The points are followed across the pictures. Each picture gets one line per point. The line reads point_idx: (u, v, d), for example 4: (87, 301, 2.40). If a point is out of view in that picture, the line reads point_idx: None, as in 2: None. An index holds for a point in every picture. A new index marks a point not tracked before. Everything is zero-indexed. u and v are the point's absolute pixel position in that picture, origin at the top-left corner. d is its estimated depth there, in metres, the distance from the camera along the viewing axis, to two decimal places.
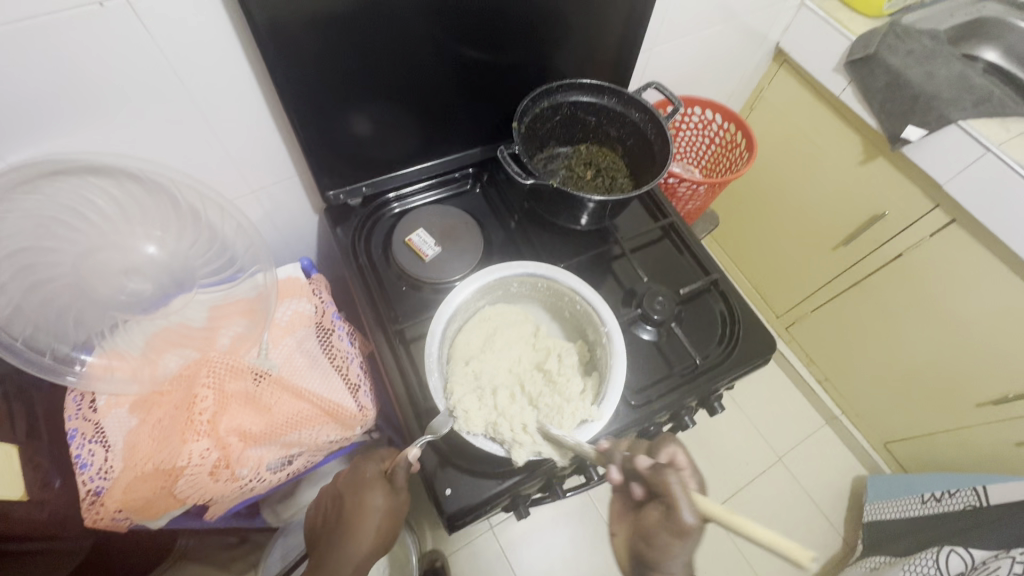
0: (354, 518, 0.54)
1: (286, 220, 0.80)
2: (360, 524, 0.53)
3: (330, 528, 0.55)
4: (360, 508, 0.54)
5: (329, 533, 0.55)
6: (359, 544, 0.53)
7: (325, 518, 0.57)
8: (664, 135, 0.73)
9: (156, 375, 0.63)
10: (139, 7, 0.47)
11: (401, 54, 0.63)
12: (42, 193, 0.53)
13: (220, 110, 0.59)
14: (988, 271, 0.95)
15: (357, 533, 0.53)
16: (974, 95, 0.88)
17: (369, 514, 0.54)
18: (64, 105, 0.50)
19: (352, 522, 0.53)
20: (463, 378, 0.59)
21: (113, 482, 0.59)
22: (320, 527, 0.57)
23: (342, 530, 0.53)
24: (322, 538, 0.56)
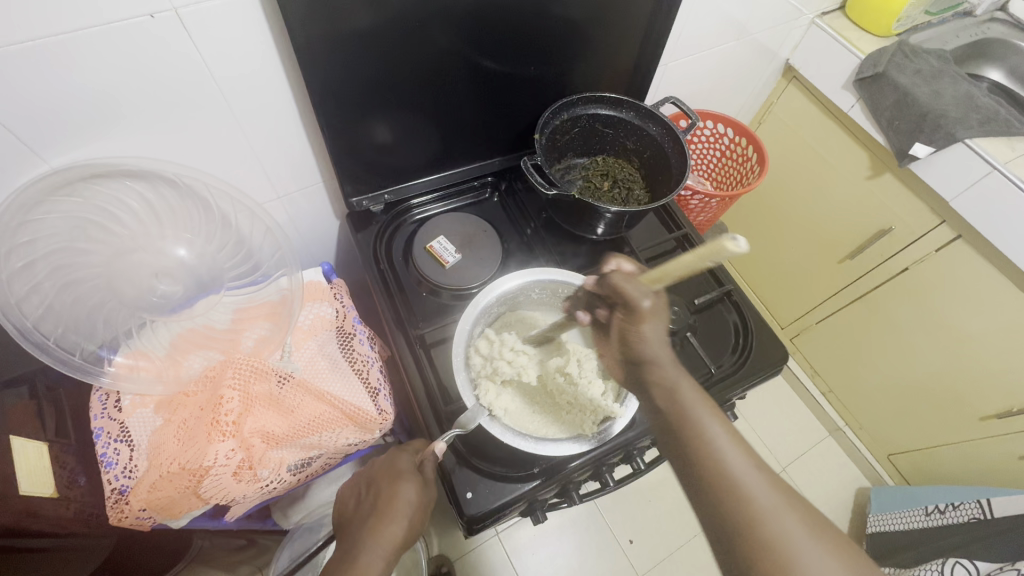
0: (385, 508, 0.54)
1: (308, 225, 0.81)
2: (391, 516, 0.54)
3: (360, 515, 0.55)
4: (390, 500, 0.54)
5: (356, 520, 0.55)
6: (387, 535, 0.53)
7: (354, 501, 0.57)
8: (681, 149, 0.75)
9: (180, 376, 0.64)
10: (188, 21, 0.48)
11: (427, 66, 0.65)
12: (81, 196, 0.54)
13: (253, 121, 0.61)
14: (993, 286, 0.97)
15: (388, 520, 0.53)
16: (980, 115, 0.90)
17: (399, 506, 0.54)
18: (107, 112, 0.51)
19: (381, 513, 0.54)
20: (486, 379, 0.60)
21: (139, 481, 0.60)
22: (349, 511, 0.57)
23: (374, 517, 0.54)
24: (350, 522, 0.56)
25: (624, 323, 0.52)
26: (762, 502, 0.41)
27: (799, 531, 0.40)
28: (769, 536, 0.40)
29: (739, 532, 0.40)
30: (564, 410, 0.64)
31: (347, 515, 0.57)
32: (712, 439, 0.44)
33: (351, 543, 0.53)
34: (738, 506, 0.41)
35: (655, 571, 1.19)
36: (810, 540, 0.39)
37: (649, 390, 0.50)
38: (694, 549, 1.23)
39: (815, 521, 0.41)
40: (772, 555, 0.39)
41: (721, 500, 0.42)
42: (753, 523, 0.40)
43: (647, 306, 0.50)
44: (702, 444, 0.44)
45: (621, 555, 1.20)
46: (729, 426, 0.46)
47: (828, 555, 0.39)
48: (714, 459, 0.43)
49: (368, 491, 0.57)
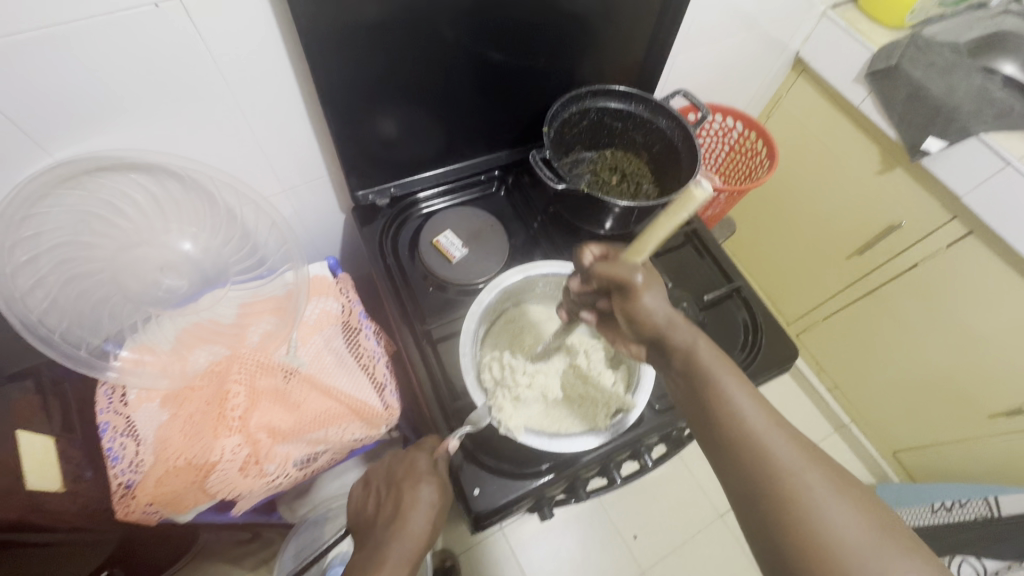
0: (405, 508, 0.54)
1: (314, 219, 0.81)
2: (412, 515, 0.53)
3: (381, 517, 0.55)
4: (410, 500, 0.54)
5: (375, 520, 0.55)
6: (409, 532, 0.52)
7: (373, 504, 0.57)
8: (691, 143, 0.74)
9: (185, 371, 0.63)
10: (192, 10, 0.47)
11: (435, 59, 0.64)
12: (85, 189, 0.54)
13: (259, 113, 0.60)
14: (1004, 284, 0.96)
15: (410, 520, 0.53)
16: (994, 109, 0.88)
17: (421, 507, 0.54)
18: (112, 103, 0.51)
19: (399, 512, 0.54)
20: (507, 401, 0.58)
21: (145, 475, 0.59)
22: (369, 514, 0.56)
23: (394, 518, 0.54)
24: (372, 524, 0.55)
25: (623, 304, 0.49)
26: (781, 457, 0.39)
27: (820, 486, 0.37)
28: (787, 490, 0.37)
29: (755, 486, 0.39)
30: (576, 402, 0.64)
31: (368, 519, 0.56)
32: (729, 397, 0.43)
33: (377, 544, 0.52)
34: (755, 462, 0.39)
35: (659, 566, 1.19)
36: (831, 496, 0.37)
37: (669, 356, 0.48)
38: (698, 545, 1.22)
39: (841, 480, 0.38)
40: (789, 510, 0.37)
41: (738, 458, 0.40)
42: (770, 476, 0.38)
43: (640, 281, 0.48)
44: (719, 405, 0.43)
45: (625, 550, 1.20)
46: (751, 389, 0.43)
47: (854, 512, 0.36)
48: (732, 416, 0.42)
49: (387, 492, 0.57)
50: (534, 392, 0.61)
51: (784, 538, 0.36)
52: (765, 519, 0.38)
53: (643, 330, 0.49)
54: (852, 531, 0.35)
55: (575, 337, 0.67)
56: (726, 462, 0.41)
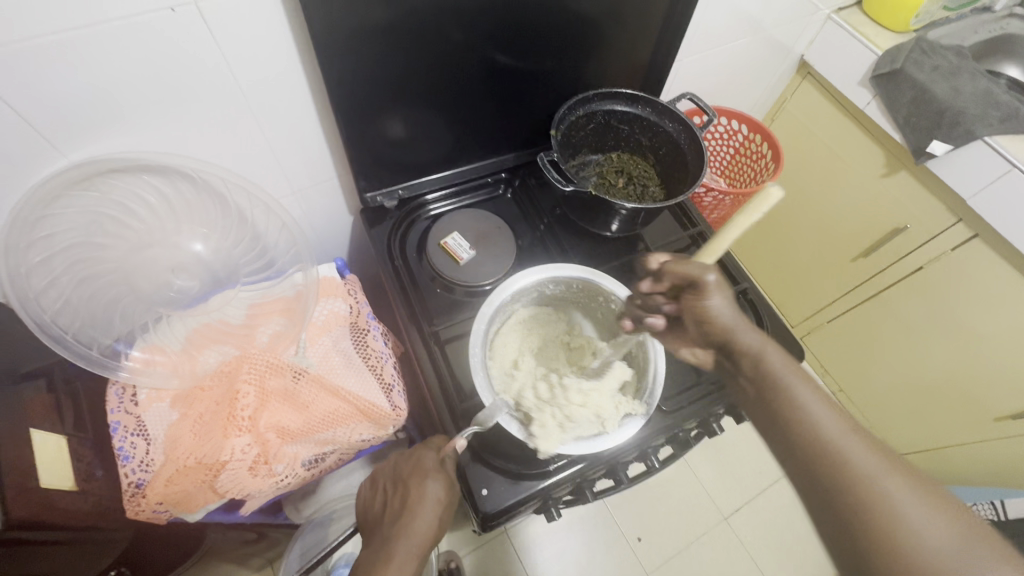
0: (412, 505, 0.54)
1: (322, 221, 0.81)
2: (418, 512, 0.54)
3: (388, 513, 0.55)
4: (418, 496, 0.55)
5: (383, 517, 0.55)
6: (414, 530, 0.52)
7: (380, 501, 0.58)
8: (698, 145, 0.74)
9: (195, 371, 0.64)
10: (207, 13, 0.48)
11: (444, 62, 0.65)
12: (99, 190, 0.54)
13: (270, 116, 0.61)
14: (1009, 286, 0.96)
15: (417, 516, 0.53)
16: (999, 112, 0.88)
17: (427, 503, 0.54)
18: (128, 106, 0.51)
19: (407, 509, 0.54)
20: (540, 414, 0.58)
21: (155, 475, 0.60)
22: (376, 510, 0.57)
23: (401, 515, 0.54)
24: (379, 521, 0.55)
25: (694, 303, 0.51)
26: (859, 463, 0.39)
27: (901, 492, 0.37)
28: (866, 494, 0.37)
29: (832, 490, 0.39)
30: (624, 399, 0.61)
31: (376, 515, 0.57)
32: (800, 403, 0.43)
33: (383, 539, 0.52)
34: (832, 467, 0.39)
35: (664, 568, 1.19)
36: (914, 502, 0.36)
37: (737, 359, 0.49)
38: (703, 548, 1.22)
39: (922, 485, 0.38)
40: (869, 515, 0.36)
41: (811, 463, 0.40)
42: (848, 481, 0.38)
43: (713, 279, 0.49)
44: (788, 409, 0.43)
45: (629, 552, 1.20)
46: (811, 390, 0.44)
47: (937, 519, 0.36)
48: (804, 420, 0.42)
49: (394, 489, 0.57)
50: (587, 413, 0.58)
51: (863, 543, 0.36)
52: (844, 524, 0.37)
53: (712, 332, 0.51)
54: (936, 537, 0.35)
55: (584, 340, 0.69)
56: (801, 467, 0.41)
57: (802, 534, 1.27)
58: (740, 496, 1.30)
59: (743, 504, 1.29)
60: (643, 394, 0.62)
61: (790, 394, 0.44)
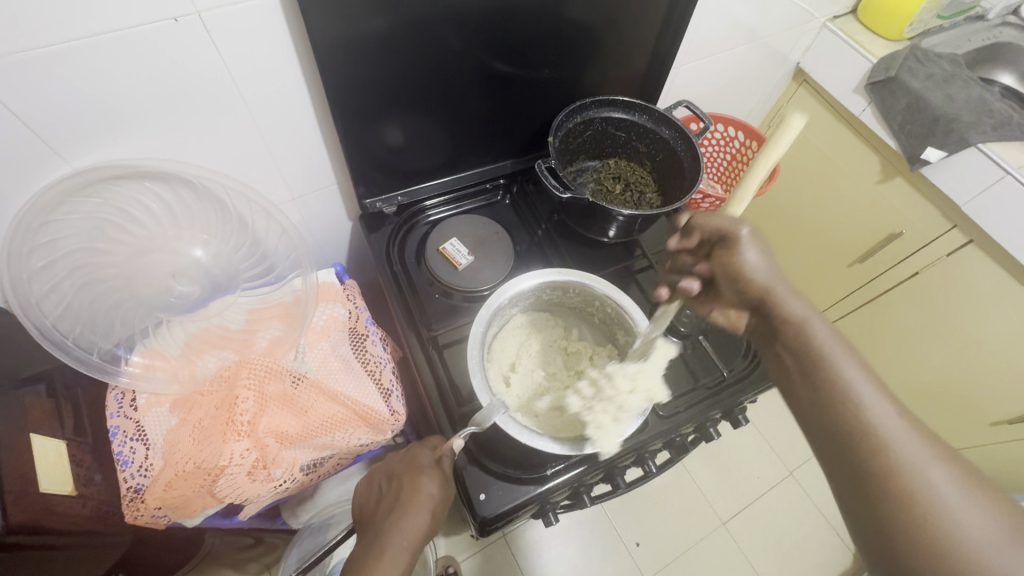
0: (405, 501, 0.54)
1: (322, 226, 0.82)
2: (411, 508, 0.53)
3: (382, 508, 0.56)
4: (413, 493, 0.54)
5: (379, 514, 0.55)
6: (408, 526, 0.52)
7: (375, 498, 0.58)
8: (694, 152, 0.75)
9: (195, 376, 0.64)
10: (210, 23, 0.49)
11: (443, 69, 0.65)
12: (101, 197, 0.55)
13: (271, 124, 0.61)
14: (1004, 292, 0.97)
15: (409, 513, 0.53)
16: (993, 119, 0.90)
17: (421, 500, 0.54)
18: (130, 114, 0.52)
19: (402, 506, 0.53)
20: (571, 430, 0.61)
21: (154, 480, 0.60)
22: (371, 507, 0.57)
23: (394, 511, 0.54)
24: (373, 517, 0.56)
25: (724, 256, 0.54)
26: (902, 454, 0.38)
27: (944, 483, 0.37)
28: (907, 488, 0.37)
29: (869, 484, 0.39)
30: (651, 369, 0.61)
31: (370, 511, 0.57)
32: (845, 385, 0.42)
33: (375, 536, 0.52)
34: (871, 458, 0.39)
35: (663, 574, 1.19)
36: (959, 496, 0.36)
37: (779, 329, 0.49)
38: (702, 553, 1.22)
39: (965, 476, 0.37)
40: (908, 508, 0.36)
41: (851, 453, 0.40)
42: (887, 476, 0.38)
43: (746, 233, 0.52)
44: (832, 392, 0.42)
45: (628, 557, 1.20)
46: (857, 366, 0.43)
47: (982, 515, 0.35)
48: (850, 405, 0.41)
49: (388, 486, 0.57)
50: (638, 398, 0.58)
51: (899, 539, 0.36)
52: (879, 514, 0.38)
53: (748, 290, 0.52)
54: (978, 532, 0.35)
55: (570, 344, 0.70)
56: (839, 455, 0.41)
57: (801, 539, 1.27)
58: (739, 501, 1.30)
59: (741, 509, 1.29)
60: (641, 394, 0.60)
61: (835, 372, 0.43)
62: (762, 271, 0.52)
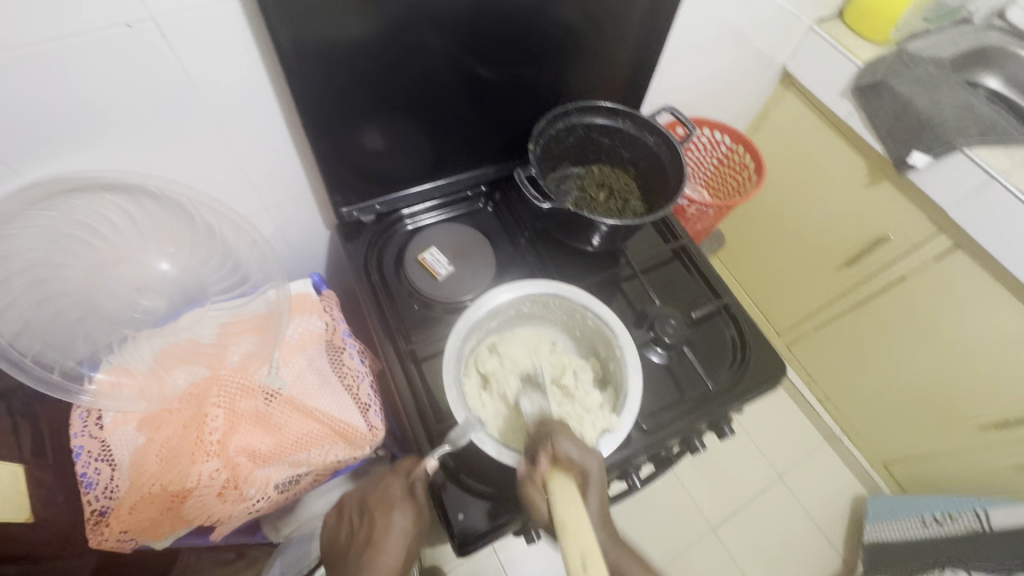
0: (377, 540, 0.54)
1: (298, 235, 0.80)
2: (384, 546, 0.54)
3: (354, 546, 0.55)
4: (384, 531, 0.55)
5: (354, 551, 0.55)
6: (378, 567, 0.53)
7: (347, 532, 0.58)
8: (678, 159, 0.74)
9: (164, 393, 0.61)
10: (166, 28, 0.47)
11: (420, 74, 0.63)
12: (57, 210, 0.53)
13: (238, 130, 0.59)
14: (991, 297, 0.96)
15: (382, 551, 0.54)
16: (978, 124, 0.89)
17: (393, 536, 0.55)
18: (88, 122, 0.50)
19: (374, 544, 0.54)
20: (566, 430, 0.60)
21: (120, 502, 0.58)
22: (343, 541, 0.57)
23: (368, 548, 0.54)
24: (344, 555, 0.55)
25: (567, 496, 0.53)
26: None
27: None
28: None
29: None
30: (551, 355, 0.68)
31: (342, 547, 0.57)
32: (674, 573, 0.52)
33: (350, 575, 0.53)
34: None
35: None
36: None
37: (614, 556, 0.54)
38: (691, 561, 1.21)
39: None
40: None
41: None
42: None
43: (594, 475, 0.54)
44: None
45: None
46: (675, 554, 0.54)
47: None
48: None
49: (360, 520, 0.57)
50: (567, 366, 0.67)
51: None
52: None
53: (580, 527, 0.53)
54: None
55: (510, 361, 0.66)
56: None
57: (788, 545, 1.26)
58: (729, 506, 1.29)
59: (731, 514, 1.28)
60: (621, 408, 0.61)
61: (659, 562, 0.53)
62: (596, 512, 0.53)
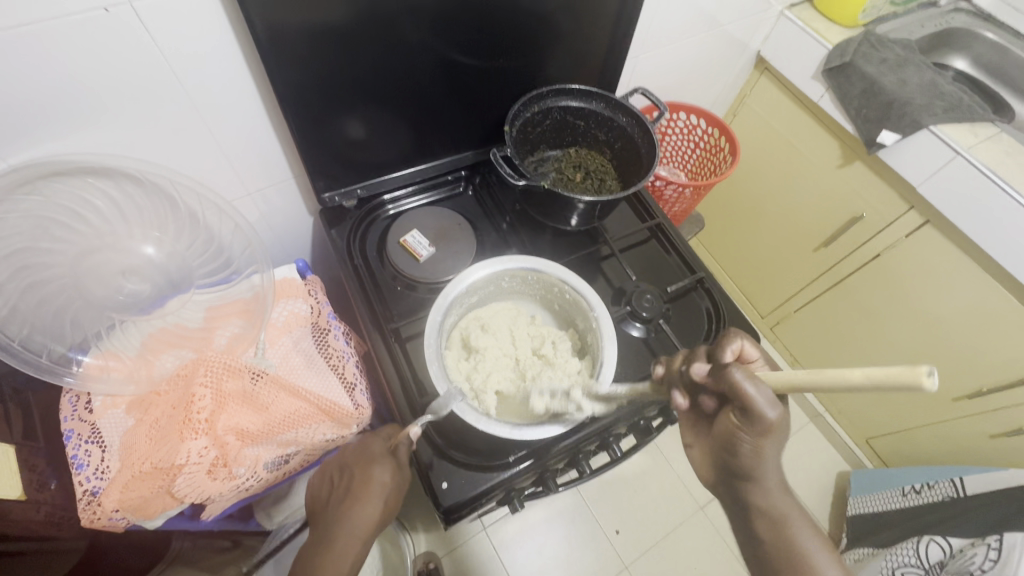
0: (357, 492, 0.56)
1: (282, 221, 0.81)
2: (365, 497, 0.56)
3: (334, 499, 0.58)
4: (365, 482, 0.57)
5: (335, 502, 0.58)
6: (360, 515, 0.55)
7: (328, 488, 0.60)
8: (650, 138, 0.76)
9: (152, 375, 0.63)
10: (143, 13, 0.48)
11: (396, 62, 0.65)
12: (41, 194, 0.53)
13: (218, 117, 0.61)
14: (963, 270, 0.99)
15: (363, 501, 0.56)
16: (944, 102, 0.92)
17: (374, 488, 0.56)
18: (68, 108, 0.51)
19: (355, 495, 0.56)
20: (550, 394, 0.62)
21: (111, 482, 0.59)
22: (325, 496, 0.60)
23: (348, 499, 0.56)
24: (325, 509, 0.58)
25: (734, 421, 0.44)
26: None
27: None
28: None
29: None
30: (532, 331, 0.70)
31: (322, 503, 0.59)
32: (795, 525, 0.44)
33: (329, 525, 0.56)
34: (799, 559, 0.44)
35: (642, 560, 1.20)
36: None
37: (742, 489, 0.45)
38: (682, 538, 1.24)
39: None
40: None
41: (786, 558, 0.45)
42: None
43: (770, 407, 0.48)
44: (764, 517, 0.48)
45: (607, 545, 1.21)
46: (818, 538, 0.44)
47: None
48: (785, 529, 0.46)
49: (340, 477, 0.59)
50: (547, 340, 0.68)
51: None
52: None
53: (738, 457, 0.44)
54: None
55: (492, 343, 0.67)
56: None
57: None
58: None
59: None
60: (596, 374, 0.62)
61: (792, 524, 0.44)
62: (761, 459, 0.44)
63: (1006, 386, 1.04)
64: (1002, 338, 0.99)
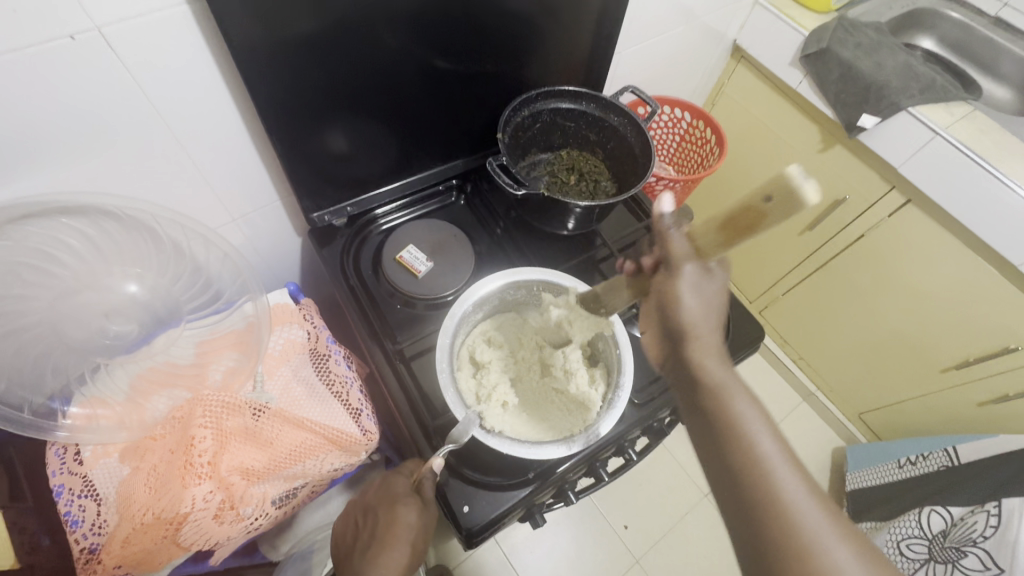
0: (384, 537, 0.54)
1: (268, 244, 0.78)
2: (392, 541, 0.53)
3: (360, 544, 0.55)
4: (393, 524, 0.54)
5: (359, 549, 0.55)
6: (388, 562, 0.52)
7: (352, 534, 0.57)
8: (644, 136, 0.74)
9: (144, 420, 0.59)
10: (111, 37, 0.45)
11: (376, 72, 0.62)
12: (11, 238, 0.49)
13: (195, 140, 0.57)
14: (945, 245, 1.01)
15: (388, 546, 0.53)
16: (919, 83, 0.94)
17: (401, 530, 0.54)
18: (26, 142, 0.47)
19: (383, 540, 0.53)
20: (559, 416, 0.63)
21: (110, 536, 0.56)
22: (349, 543, 0.57)
23: (375, 544, 0.54)
24: (350, 555, 0.55)
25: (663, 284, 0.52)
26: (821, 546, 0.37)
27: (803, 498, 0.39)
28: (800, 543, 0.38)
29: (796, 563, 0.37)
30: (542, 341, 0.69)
31: (347, 548, 0.57)
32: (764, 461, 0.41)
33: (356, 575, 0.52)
34: (760, 502, 0.40)
35: (653, 553, 1.21)
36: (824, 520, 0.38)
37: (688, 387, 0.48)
38: (689, 528, 1.25)
39: (850, 531, 0.38)
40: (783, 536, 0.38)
41: (755, 498, 0.40)
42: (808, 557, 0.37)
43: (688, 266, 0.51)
44: (728, 429, 0.43)
45: (618, 542, 1.21)
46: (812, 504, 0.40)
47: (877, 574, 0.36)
48: (735, 434, 0.43)
49: (365, 520, 0.57)
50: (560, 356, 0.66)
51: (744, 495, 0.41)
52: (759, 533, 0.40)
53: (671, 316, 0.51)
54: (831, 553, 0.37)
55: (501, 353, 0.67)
56: (742, 520, 0.41)
57: None
58: None
59: None
60: (616, 384, 0.61)
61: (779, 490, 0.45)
62: (694, 313, 0.50)
63: (990, 356, 1.07)
64: (987, 309, 1.02)
